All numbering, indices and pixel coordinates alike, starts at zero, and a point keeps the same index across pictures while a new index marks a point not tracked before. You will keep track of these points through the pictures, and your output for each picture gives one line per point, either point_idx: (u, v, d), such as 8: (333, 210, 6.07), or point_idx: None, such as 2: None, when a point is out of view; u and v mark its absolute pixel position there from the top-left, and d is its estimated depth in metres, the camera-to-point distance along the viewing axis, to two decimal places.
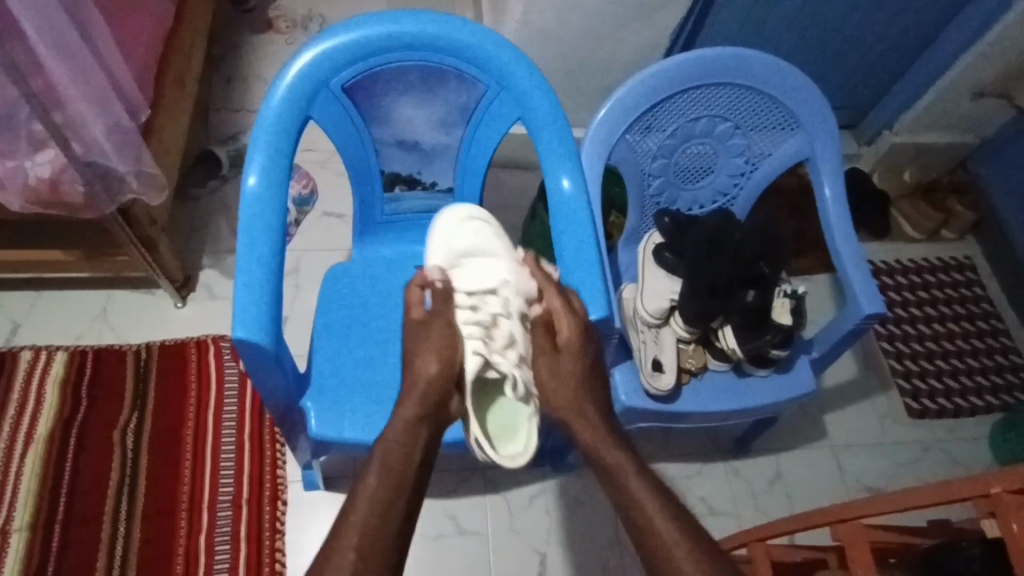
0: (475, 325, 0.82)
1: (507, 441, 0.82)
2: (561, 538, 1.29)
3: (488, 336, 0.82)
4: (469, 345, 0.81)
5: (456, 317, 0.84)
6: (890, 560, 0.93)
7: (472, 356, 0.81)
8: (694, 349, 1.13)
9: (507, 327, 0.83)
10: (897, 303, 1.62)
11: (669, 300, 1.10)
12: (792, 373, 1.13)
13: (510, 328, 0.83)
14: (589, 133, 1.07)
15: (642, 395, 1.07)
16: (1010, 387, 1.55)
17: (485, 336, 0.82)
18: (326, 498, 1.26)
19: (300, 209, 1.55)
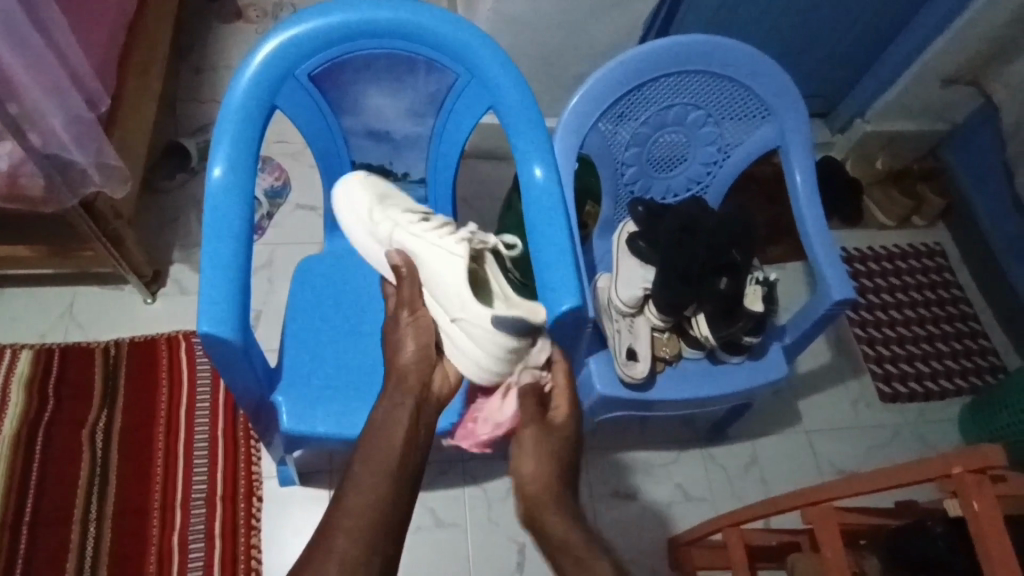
0: (439, 230, 0.82)
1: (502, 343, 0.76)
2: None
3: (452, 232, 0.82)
4: (449, 241, 0.79)
5: (418, 238, 0.81)
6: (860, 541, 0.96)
7: (459, 241, 0.78)
8: (668, 337, 1.14)
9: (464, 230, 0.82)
10: (869, 290, 1.65)
11: (642, 289, 1.10)
12: (766, 360, 1.15)
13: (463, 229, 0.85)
14: (562, 122, 1.06)
15: (617, 383, 1.07)
16: (979, 370, 1.59)
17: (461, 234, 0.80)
18: (302, 493, 1.25)
19: (272, 201, 1.52)
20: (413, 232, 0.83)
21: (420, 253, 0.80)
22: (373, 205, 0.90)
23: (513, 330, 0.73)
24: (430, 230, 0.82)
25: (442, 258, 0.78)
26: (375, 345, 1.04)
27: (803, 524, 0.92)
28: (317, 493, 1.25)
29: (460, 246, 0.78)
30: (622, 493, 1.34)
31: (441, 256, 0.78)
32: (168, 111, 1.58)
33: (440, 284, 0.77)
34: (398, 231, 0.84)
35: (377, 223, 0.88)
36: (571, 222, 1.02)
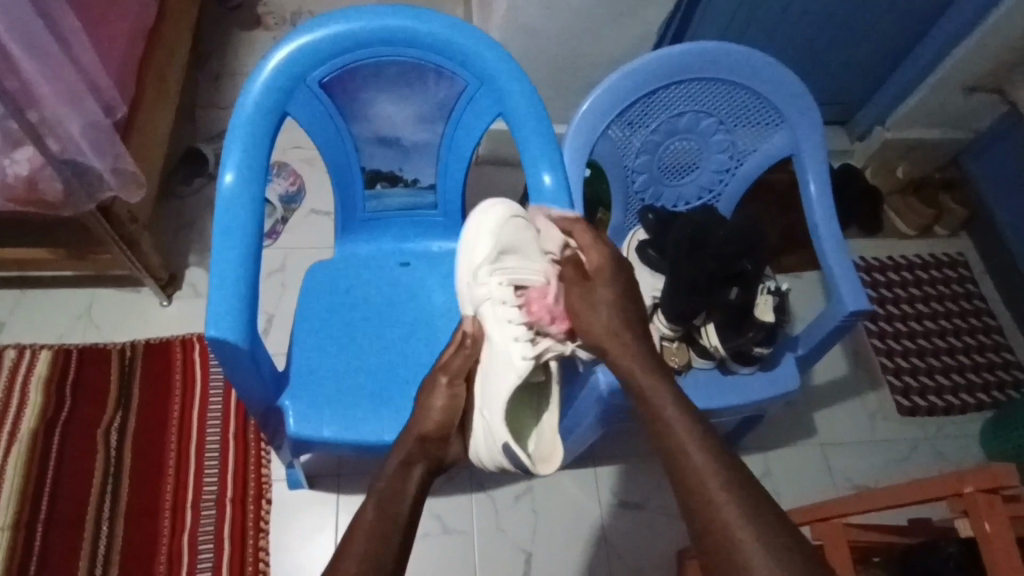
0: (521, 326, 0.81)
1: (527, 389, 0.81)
2: (546, 539, 1.29)
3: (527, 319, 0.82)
4: (514, 332, 0.80)
5: (501, 313, 0.83)
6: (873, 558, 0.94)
7: (525, 360, 0.77)
8: (677, 346, 1.12)
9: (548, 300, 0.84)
10: (888, 300, 1.62)
11: (652, 297, 1.09)
12: (779, 369, 1.12)
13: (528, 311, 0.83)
14: (572, 129, 1.06)
15: None
16: (1002, 385, 1.54)
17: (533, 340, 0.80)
18: (309, 496, 1.26)
19: (286, 206, 1.55)
20: (500, 315, 0.83)
21: (490, 328, 0.83)
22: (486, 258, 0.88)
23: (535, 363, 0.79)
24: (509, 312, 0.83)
25: (499, 329, 0.82)
26: (384, 352, 1.04)
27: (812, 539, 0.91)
28: (324, 497, 1.26)
29: (528, 352, 0.78)
30: (630, 503, 1.33)
31: (501, 346, 0.80)
32: (187, 117, 1.60)
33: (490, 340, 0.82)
34: (486, 306, 0.84)
35: (479, 277, 0.87)
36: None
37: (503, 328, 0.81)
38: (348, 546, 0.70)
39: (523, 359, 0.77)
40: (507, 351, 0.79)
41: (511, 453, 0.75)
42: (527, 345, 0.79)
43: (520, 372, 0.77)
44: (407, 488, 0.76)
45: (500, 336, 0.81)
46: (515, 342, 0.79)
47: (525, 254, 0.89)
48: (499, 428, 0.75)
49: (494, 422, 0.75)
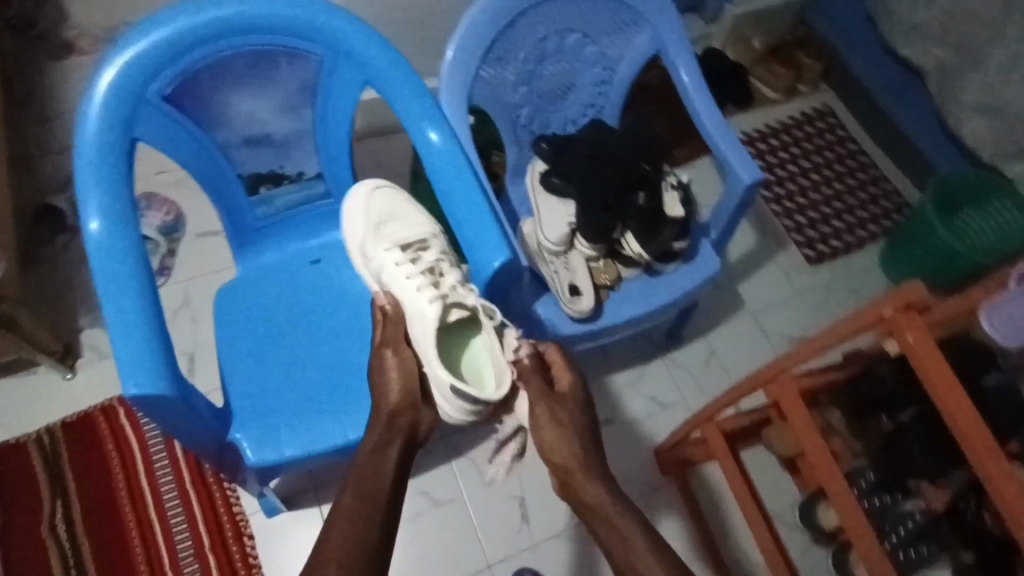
0: (420, 277, 0.89)
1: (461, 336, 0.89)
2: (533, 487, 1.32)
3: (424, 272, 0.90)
4: (417, 285, 0.88)
5: (401, 275, 0.90)
6: (820, 398, 1.02)
7: (433, 303, 0.85)
8: (604, 264, 1.14)
9: (435, 253, 0.94)
10: (775, 166, 1.72)
11: (568, 225, 1.09)
12: (700, 258, 1.17)
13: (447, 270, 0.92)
14: (444, 80, 1.03)
15: (568, 322, 1.08)
16: (887, 213, 1.69)
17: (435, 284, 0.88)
18: (292, 517, 1.23)
19: (169, 238, 1.43)
20: (397, 273, 0.90)
21: (397, 293, 0.89)
22: (368, 233, 0.96)
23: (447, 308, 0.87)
24: (407, 271, 0.90)
25: (404, 287, 0.88)
26: (325, 354, 1.01)
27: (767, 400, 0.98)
28: (307, 514, 1.23)
29: (432, 295, 0.86)
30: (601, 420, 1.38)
31: (417, 307, 0.86)
32: (23, 172, 1.43)
33: (401, 301, 0.88)
34: (386, 274, 0.91)
35: (369, 251, 0.94)
36: (482, 178, 1.00)
37: (404, 282, 0.88)
38: (342, 545, 0.71)
39: (433, 302, 0.85)
40: (416, 303, 0.86)
41: (460, 391, 0.79)
42: (428, 290, 0.86)
43: (434, 314, 0.84)
44: (383, 478, 0.76)
45: (403, 290, 0.88)
46: (418, 291, 0.87)
47: (404, 224, 0.99)
48: (438, 374, 0.81)
49: (436, 369, 0.81)
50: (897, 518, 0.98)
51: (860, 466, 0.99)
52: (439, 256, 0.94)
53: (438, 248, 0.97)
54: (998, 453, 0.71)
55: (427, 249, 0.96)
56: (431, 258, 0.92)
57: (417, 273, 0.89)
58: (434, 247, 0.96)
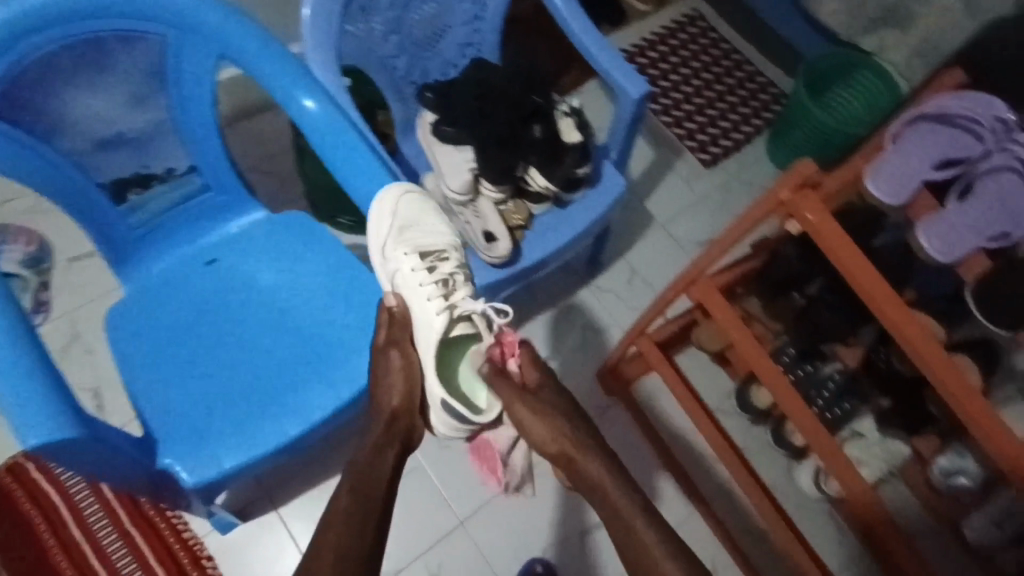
0: (433, 286, 0.82)
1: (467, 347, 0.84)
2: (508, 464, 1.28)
3: (440, 283, 0.82)
4: (427, 294, 0.82)
5: (413, 279, 0.83)
6: (738, 290, 1.08)
7: (439, 317, 0.80)
8: (513, 205, 1.11)
9: (455, 262, 0.85)
10: (658, 78, 1.74)
11: (470, 171, 1.05)
12: (604, 180, 1.18)
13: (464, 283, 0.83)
14: (306, 42, 0.96)
15: (490, 270, 1.07)
16: (767, 105, 1.76)
17: (446, 295, 0.82)
18: (249, 527, 1.18)
19: (38, 270, 1.29)
20: (411, 279, 0.83)
21: (409, 296, 0.83)
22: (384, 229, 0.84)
23: (454, 323, 0.82)
24: (425, 280, 0.82)
25: (416, 297, 0.82)
26: (243, 356, 0.94)
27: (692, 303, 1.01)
28: (264, 520, 1.19)
29: (440, 308, 0.80)
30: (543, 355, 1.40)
31: (424, 318, 0.81)
32: None
33: (412, 308, 0.82)
34: (399, 276, 0.84)
35: (387, 250, 0.85)
36: (366, 133, 0.93)
37: (415, 291, 0.82)
38: (324, 541, 0.68)
39: (440, 315, 0.80)
40: (424, 314, 0.81)
41: (449, 408, 0.78)
42: (437, 301, 0.81)
43: (438, 330, 0.80)
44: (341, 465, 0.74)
45: (413, 298, 0.82)
46: (426, 301, 0.81)
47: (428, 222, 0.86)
48: (432, 389, 0.79)
49: (432, 380, 0.79)
50: (817, 383, 1.03)
51: (782, 343, 1.06)
52: (459, 267, 0.85)
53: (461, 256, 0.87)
54: (905, 306, 0.77)
55: (448, 256, 0.85)
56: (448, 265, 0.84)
57: (432, 282, 0.82)
58: (455, 254, 0.86)
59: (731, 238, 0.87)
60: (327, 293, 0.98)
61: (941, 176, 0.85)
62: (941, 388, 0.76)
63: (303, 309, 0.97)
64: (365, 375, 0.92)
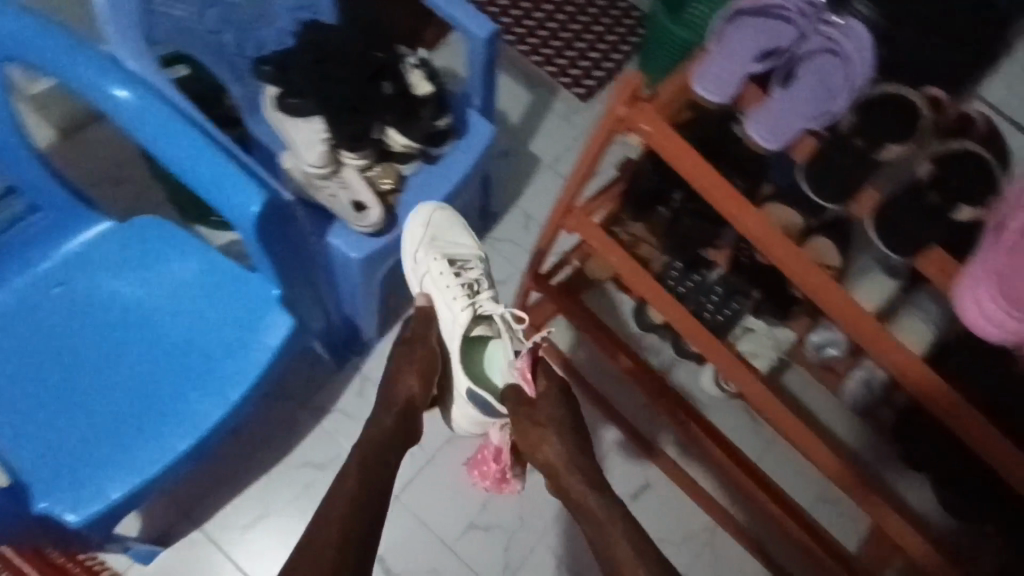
0: (460, 287, 1.00)
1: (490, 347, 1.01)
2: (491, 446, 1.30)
3: (466, 287, 1.00)
4: (455, 295, 0.99)
5: (444, 280, 1.00)
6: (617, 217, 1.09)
7: (466, 313, 0.98)
8: (380, 170, 1.06)
9: (478, 270, 1.04)
10: (521, 18, 1.71)
11: (324, 141, 0.99)
12: (473, 129, 1.13)
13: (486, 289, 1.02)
14: (109, 28, 0.86)
15: (368, 241, 1.03)
16: (634, 27, 1.73)
17: (470, 296, 1.00)
18: (172, 553, 1.18)
19: None
20: (440, 282, 1.00)
21: (437, 295, 1.00)
22: (417, 238, 1.03)
23: (477, 321, 0.99)
24: (452, 282, 1.00)
25: (445, 297, 0.99)
26: (114, 379, 0.91)
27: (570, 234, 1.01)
28: (185, 543, 1.18)
29: (466, 306, 0.98)
30: None
31: (452, 314, 0.98)
32: None
33: (439, 307, 1.00)
34: (428, 279, 1.01)
35: (419, 255, 1.03)
36: (192, 113, 0.85)
37: (444, 289, 1.00)
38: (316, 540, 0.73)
39: (465, 312, 0.98)
40: (451, 309, 0.98)
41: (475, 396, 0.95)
42: (463, 299, 0.99)
43: (465, 325, 0.98)
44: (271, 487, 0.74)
45: (442, 295, 0.99)
46: (454, 299, 0.99)
47: (453, 234, 1.05)
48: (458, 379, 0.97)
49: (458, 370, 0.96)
50: (704, 290, 1.06)
51: (669, 259, 1.08)
52: (482, 275, 1.04)
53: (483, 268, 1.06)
54: (737, 195, 0.77)
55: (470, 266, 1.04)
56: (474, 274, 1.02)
57: (459, 284, 1.00)
58: (478, 263, 1.04)
59: (588, 157, 0.86)
60: (201, 298, 0.95)
61: (761, 70, 0.78)
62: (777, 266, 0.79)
63: (179, 319, 0.94)
64: (256, 369, 0.91)
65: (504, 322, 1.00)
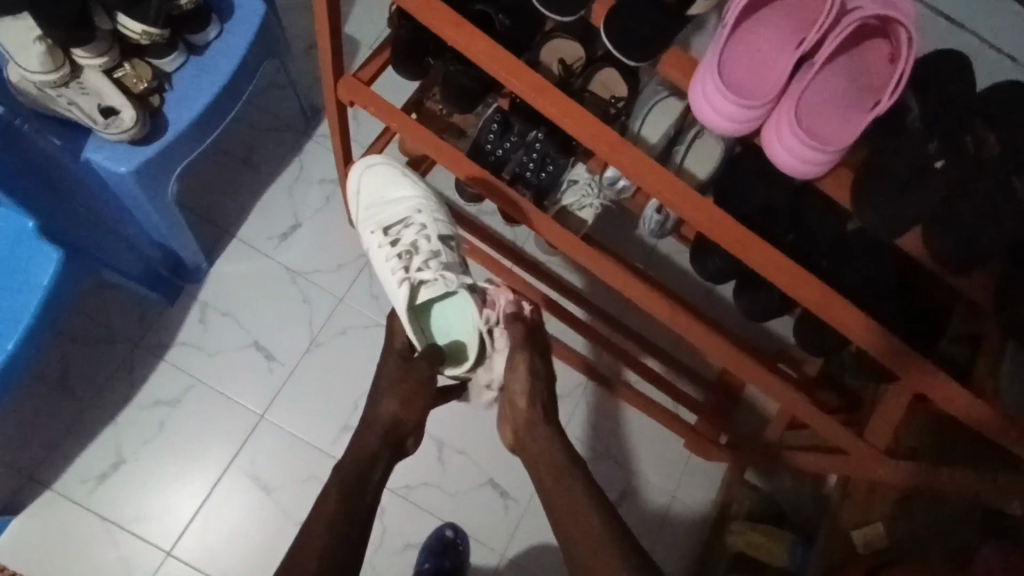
0: (394, 257, 0.92)
1: (447, 309, 0.93)
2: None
3: (404, 257, 0.92)
4: (391, 267, 0.92)
5: (380, 253, 0.94)
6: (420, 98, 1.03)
7: (401, 286, 0.90)
8: (129, 67, 0.93)
9: (415, 229, 0.94)
10: None
11: (41, 42, 0.84)
12: (241, 10, 1.00)
13: (425, 252, 0.92)
14: None
15: (134, 150, 0.92)
16: None
17: (405, 265, 0.91)
18: (29, 520, 1.12)
19: None
20: (377, 256, 0.95)
21: (379, 270, 0.94)
22: (357, 212, 1.00)
23: (418, 288, 0.90)
24: (387, 253, 0.93)
25: (385, 271, 0.93)
26: None
27: (346, 105, 0.91)
28: (40, 508, 1.13)
29: (403, 278, 0.90)
30: (289, 226, 1.29)
31: (393, 290, 0.91)
32: None
33: (385, 281, 0.93)
34: (372, 252, 0.96)
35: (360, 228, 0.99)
36: None
37: (383, 263, 0.93)
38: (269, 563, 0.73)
39: (402, 286, 0.90)
40: (391, 285, 0.92)
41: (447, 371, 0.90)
42: (398, 271, 0.91)
43: (404, 297, 0.89)
44: None
45: (384, 270, 0.94)
46: (391, 273, 0.92)
47: (390, 196, 0.98)
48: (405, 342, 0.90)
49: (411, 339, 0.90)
50: (524, 147, 0.97)
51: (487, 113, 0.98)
52: (420, 232, 0.94)
53: (424, 222, 0.95)
54: (465, 23, 0.67)
55: (408, 226, 0.95)
56: (412, 240, 0.93)
57: (395, 255, 0.93)
58: (415, 222, 0.95)
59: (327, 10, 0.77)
60: None
61: None
62: (525, 100, 0.69)
63: None
64: (27, 309, 0.83)
65: (450, 282, 0.90)
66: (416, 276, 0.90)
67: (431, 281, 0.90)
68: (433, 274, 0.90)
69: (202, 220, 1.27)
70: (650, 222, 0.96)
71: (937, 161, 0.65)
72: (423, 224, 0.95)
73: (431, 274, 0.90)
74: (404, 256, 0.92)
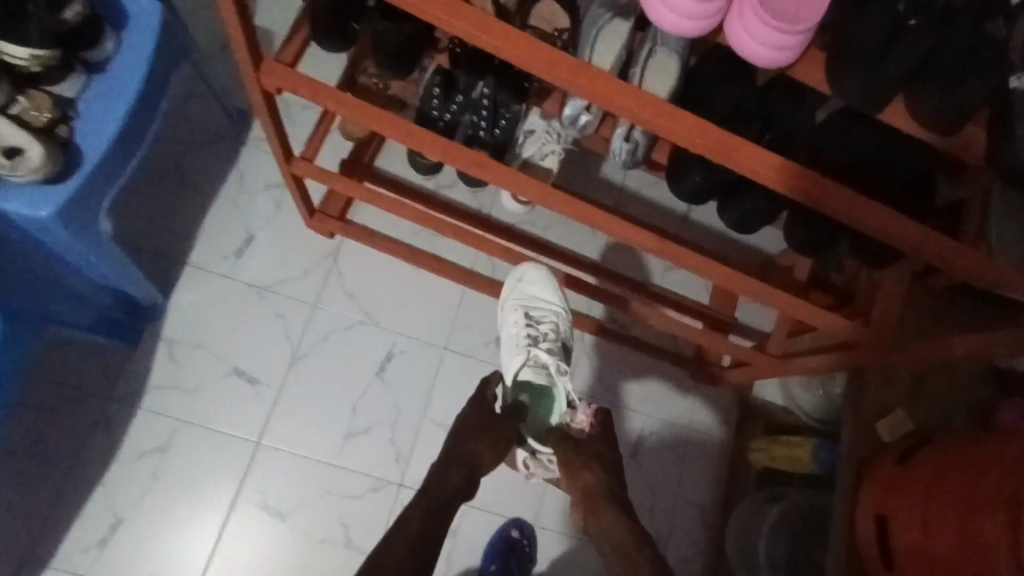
0: (525, 333, 0.99)
1: (549, 397, 0.94)
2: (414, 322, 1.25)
3: (533, 335, 0.98)
4: (518, 338, 0.98)
5: (512, 324, 1.01)
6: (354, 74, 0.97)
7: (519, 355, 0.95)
8: (24, 98, 0.83)
9: (550, 325, 1.01)
10: None
11: None
12: (132, 15, 0.91)
13: (551, 342, 0.98)
14: None
15: (52, 187, 0.84)
16: None
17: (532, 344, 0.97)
18: None
19: None
20: (507, 330, 1.01)
21: (503, 339, 1.01)
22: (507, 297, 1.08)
23: (528, 363, 0.94)
24: (519, 330, 1.00)
25: (510, 343, 0.99)
26: None
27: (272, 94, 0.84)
28: None
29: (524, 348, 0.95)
30: (243, 242, 1.22)
31: (509, 358, 0.97)
32: None
33: (504, 350, 1.00)
34: (505, 327, 1.02)
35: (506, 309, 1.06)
36: None
37: (513, 336, 0.99)
38: None
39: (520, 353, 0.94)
40: (511, 356, 0.97)
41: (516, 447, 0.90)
42: (524, 345, 0.96)
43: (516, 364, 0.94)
44: None
45: (511, 343, 0.99)
46: (515, 346, 0.97)
47: (542, 295, 1.05)
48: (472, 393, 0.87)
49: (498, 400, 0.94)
50: (472, 107, 0.93)
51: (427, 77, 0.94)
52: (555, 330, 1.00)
53: (559, 327, 1.02)
54: None
55: (546, 321, 1.02)
56: (546, 329, 1.00)
57: (526, 334, 0.98)
58: (555, 322, 1.02)
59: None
60: None
61: None
62: (470, 41, 0.64)
63: None
64: None
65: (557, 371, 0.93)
66: (534, 352, 0.95)
67: (545, 362, 0.94)
68: (547, 359, 0.94)
69: (148, 253, 1.18)
70: (621, 154, 0.92)
71: (911, 20, 0.63)
72: (558, 325, 1.02)
73: (547, 356, 0.94)
74: (528, 340, 0.97)
